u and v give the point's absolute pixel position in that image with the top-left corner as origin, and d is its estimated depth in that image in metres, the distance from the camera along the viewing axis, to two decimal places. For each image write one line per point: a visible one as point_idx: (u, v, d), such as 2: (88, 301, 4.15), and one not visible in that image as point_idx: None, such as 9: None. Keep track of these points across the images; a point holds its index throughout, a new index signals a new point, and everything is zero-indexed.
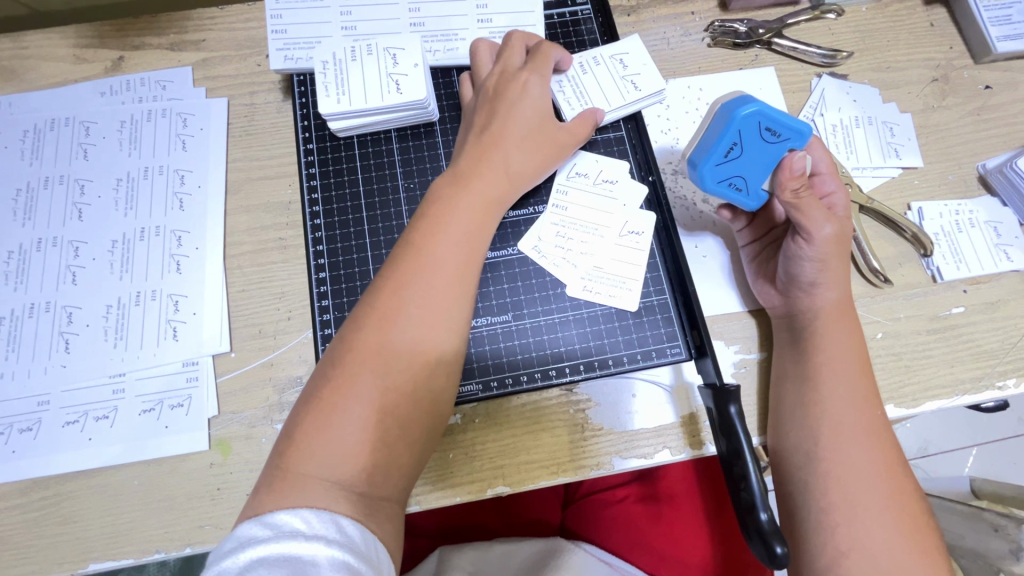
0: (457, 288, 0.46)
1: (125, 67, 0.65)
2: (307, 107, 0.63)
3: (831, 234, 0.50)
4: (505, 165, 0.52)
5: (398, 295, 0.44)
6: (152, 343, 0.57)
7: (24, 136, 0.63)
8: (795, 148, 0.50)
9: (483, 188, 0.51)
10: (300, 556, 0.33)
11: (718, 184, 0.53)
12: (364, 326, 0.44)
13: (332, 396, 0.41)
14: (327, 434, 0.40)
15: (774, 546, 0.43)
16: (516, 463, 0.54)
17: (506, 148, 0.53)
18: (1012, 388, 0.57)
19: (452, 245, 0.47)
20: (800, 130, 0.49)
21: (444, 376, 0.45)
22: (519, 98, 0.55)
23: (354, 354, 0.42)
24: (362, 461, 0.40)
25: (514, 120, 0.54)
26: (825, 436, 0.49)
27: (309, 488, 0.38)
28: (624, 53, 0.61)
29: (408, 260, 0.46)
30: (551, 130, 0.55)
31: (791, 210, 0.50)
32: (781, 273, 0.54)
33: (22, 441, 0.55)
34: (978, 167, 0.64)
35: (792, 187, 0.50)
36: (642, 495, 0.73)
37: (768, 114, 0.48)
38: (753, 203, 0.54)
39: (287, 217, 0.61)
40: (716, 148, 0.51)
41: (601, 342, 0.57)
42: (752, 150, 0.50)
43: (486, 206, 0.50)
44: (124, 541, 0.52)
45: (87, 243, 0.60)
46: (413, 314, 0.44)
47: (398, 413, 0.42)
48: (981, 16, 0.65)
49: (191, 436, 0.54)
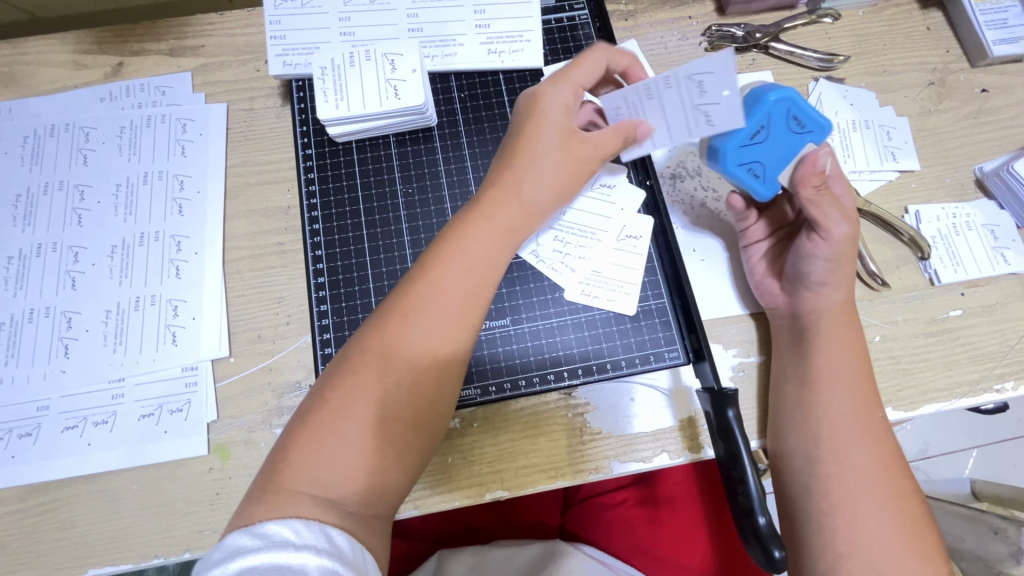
0: (462, 316, 0.46)
1: (125, 72, 0.66)
2: (306, 112, 0.63)
3: (847, 233, 0.51)
4: (520, 191, 0.50)
5: (403, 322, 0.44)
6: (151, 347, 0.57)
7: (23, 142, 0.63)
8: (815, 142, 0.50)
9: (501, 219, 0.49)
10: (290, 565, 0.34)
11: (737, 168, 0.51)
12: (367, 351, 0.43)
13: (330, 414, 0.41)
14: (318, 454, 0.40)
15: (772, 551, 0.43)
16: (515, 467, 0.54)
17: (523, 174, 0.51)
18: (1010, 391, 0.57)
19: (462, 275, 0.46)
20: (823, 123, 0.48)
21: (441, 403, 0.45)
22: (543, 120, 0.52)
23: (353, 377, 0.42)
24: (355, 484, 0.40)
25: (536, 140, 0.52)
26: (825, 439, 0.49)
27: (298, 503, 0.38)
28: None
29: (416, 288, 0.45)
30: (577, 148, 0.52)
31: (811, 207, 0.51)
32: (791, 271, 0.54)
33: (21, 446, 0.55)
34: (975, 170, 0.64)
35: (813, 181, 0.50)
36: (641, 499, 0.73)
37: (798, 102, 0.48)
38: (766, 191, 0.52)
39: (286, 222, 0.61)
40: (745, 128, 0.49)
41: (599, 346, 0.57)
42: (778, 136, 0.49)
43: (500, 236, 0.49)
44: (123, 546, 0.52)
45: (87, 249, 0.60)
46: (417, 342, 0.44)
47: (392, 437, 0.42)
48: (977, 20, 0.65)
49: (189, 441, 0.55)
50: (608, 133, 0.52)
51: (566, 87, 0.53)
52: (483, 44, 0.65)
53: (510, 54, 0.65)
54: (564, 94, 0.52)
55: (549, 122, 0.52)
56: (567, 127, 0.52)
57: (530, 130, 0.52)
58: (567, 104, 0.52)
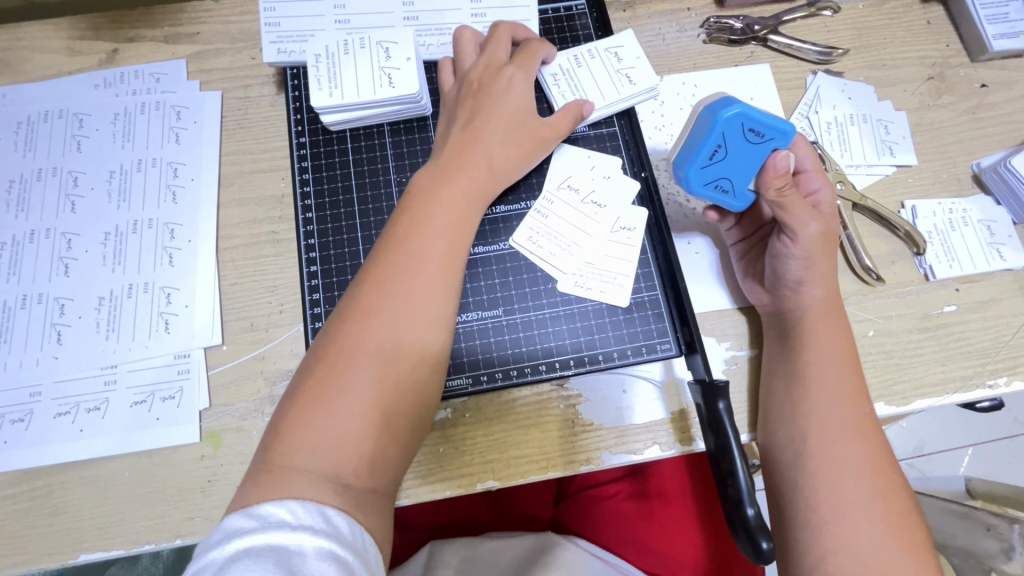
0: (440, 277, 0.46)
1: (119, 59, 0.65)
2: (300, 100, 0.63)
3: (816, 231, 0.50)
4: (483, 157, 0.53)
5: (380, 286, 0.45)
6: (144, 334, 0.57)
7: (18, 128, 0.63)
8: (780, 148, 0.50)
9: (466, 181, 0.51)
10: (287, 546, 0.34)
11: (704, 187, 0.53)
12: (346, 321, 0.44)
13: (319, 389, 0.41)
14: (311, 427, 0.40)
15: (761, 541, 0.43)
16: (506, 457, 0.54)
17: (487, 146, 0.53)
18: (1002, 387, 0.57)
19: (437, 238, 0.47)
20: (783, 129, 0.49)
21: (431, 369, 0.45)
22: (500, 91, 0.56)
23: (335, 351, 0.42)
24: (351, 456, 0.40)
25: (496, 116, 0.54)
26: (813, 433, 0.49)
27: (296, 481, 0.38)
28: (617, 47, 0.61)
29: (393, 255, 0.46)
30: (529, 124, 0.56)
31: (776, 209, 0.50)
32: (769, 272, 0.54)
33: (14, 432, 0.55)
34: (973, 165, 0.63)
35: (777, 184, 0.50)
36: (634, 492, 0.73)
37: (750, 113, 0.49)
38: (739, 204, 0.53)
39: (280, 211, 0.61)
40: (700, 150, 0.51)
41: (591, 338, 0.57)
42: (736, 151, 0.50)
43: (469, 200, 0.51)
44: (114, 532, 0.52)
45: (80, 235, 0.60)
46: (397, 306, 0.44)
47: (386, 406, 0.42)
48: (978, 13, 0.65)
49: (182, 427, 0.55)
50: (561, 114, 0.57)
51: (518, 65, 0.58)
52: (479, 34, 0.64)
53: None
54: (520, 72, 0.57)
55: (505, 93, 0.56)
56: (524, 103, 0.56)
57: (493, 96, 0.55)
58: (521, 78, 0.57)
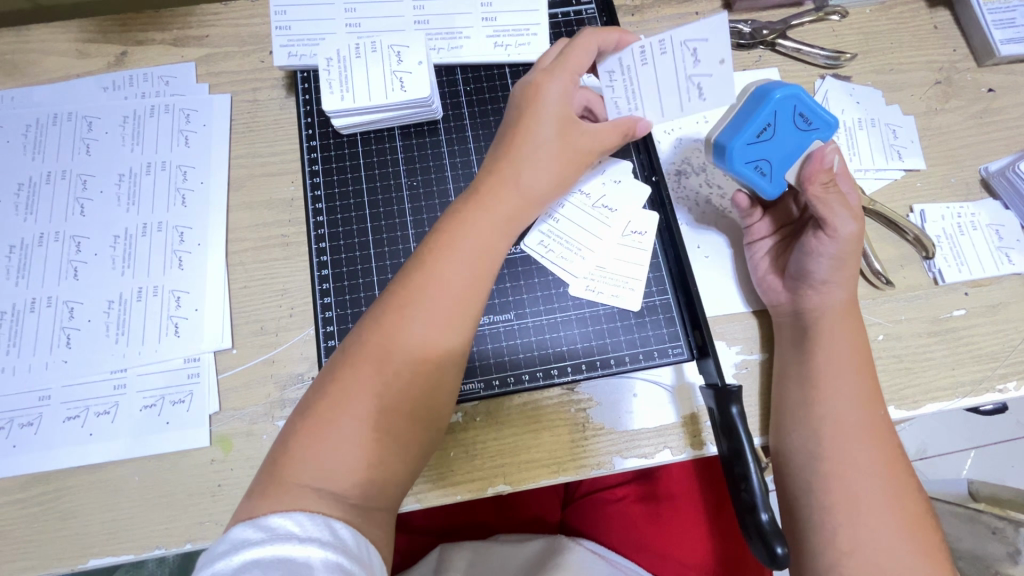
0: (462, 307, 0.45)
1: (128, 61, 0.65)
2: (311, 104, 0.63)
3: (853, 232, 0.51)
4: (519, 183, 0.50)
5: (401, 315, 0.44)
6: (153, 338, 0.57)
7: (26, 131, 0.62)
8: (822, 139, 0.51)
9: (500, 208, 0.49)
10: (294, 558, 0.34)
11: (744, 165, 0.52)
12: (366, 346, 0.43)
13: (330, 408, 0.41)
14: (320, 449, 0.40)
15: (774, 546, 0.43)
16: (516, 462, 0.54)
17: (521, 167, 0.50)
18: (1012, 391, 0.57)
19: (460, 264, 0.46)
20: (828, 122, 0.51)
21: (444, 395, 0.45)
22: (538, 109, 0.51)
23: (351, 372, 0.42)
24: (359, 478, 0.40)
25: (533, 135, 0.51)
26: (827, 437, 0.49)
27: (299, 497, 0.38)
28: (699, 39, 0.48)
29: (416, 279, 0.45)
30: (574, 139, 0.52)
31: (819, 204, 0.51)
32: (794, 266, 0.54)
33: (23, 436, 0.54)
34: (980, 169, 0.64)
35: (822, 179, 0.50)
36: (642, 495, 0.73)
37: (804, 98, 0.50)
38: (772, 191, 0.53)
39: (289, 214, 0.61)
40: (751, 125, 0.50)
41: (603, 342, 0.57)
42: (783, 133, 0.51)
43: (499, 228, 0.49)
44: (124, 537, 0.52)
45: (89, 238, 0.60)
46: (418, 336, 0.43)
47: (395, 431, 0.42)
48: (985, 18, 0.65)
49: (192, 431, 0.54)
50: (607, 128, 0.52)
51: (559, 75, 0.51)
52: (489, 37, 0.64)
53: (516, 47, 0.64)
54: (560, 83, 0.51)
55: (544, 111, 0.51)
56: (567, 118, 0.51)
57: (529, 118, 0.51)
58: (562, 90, 0.51)
